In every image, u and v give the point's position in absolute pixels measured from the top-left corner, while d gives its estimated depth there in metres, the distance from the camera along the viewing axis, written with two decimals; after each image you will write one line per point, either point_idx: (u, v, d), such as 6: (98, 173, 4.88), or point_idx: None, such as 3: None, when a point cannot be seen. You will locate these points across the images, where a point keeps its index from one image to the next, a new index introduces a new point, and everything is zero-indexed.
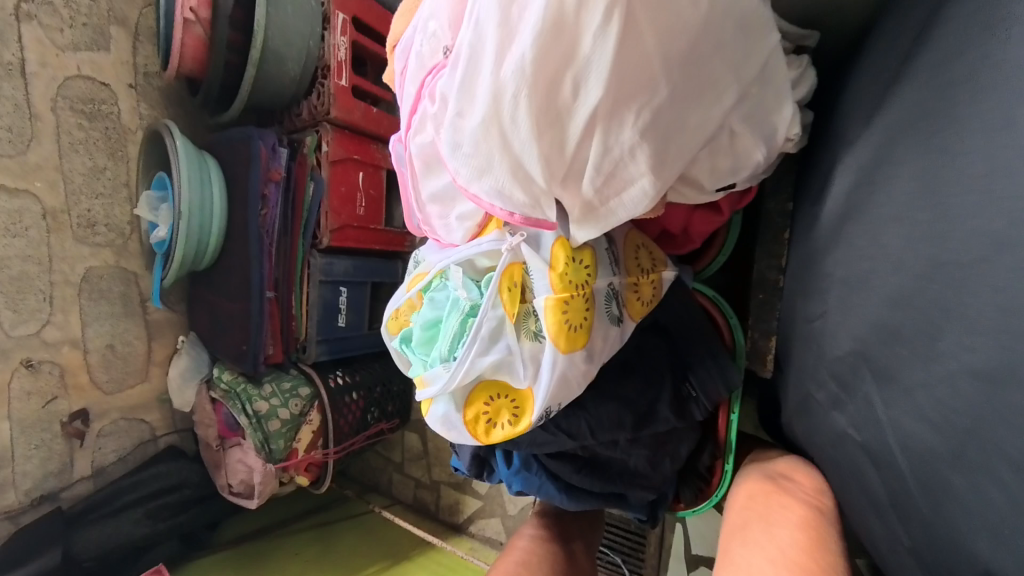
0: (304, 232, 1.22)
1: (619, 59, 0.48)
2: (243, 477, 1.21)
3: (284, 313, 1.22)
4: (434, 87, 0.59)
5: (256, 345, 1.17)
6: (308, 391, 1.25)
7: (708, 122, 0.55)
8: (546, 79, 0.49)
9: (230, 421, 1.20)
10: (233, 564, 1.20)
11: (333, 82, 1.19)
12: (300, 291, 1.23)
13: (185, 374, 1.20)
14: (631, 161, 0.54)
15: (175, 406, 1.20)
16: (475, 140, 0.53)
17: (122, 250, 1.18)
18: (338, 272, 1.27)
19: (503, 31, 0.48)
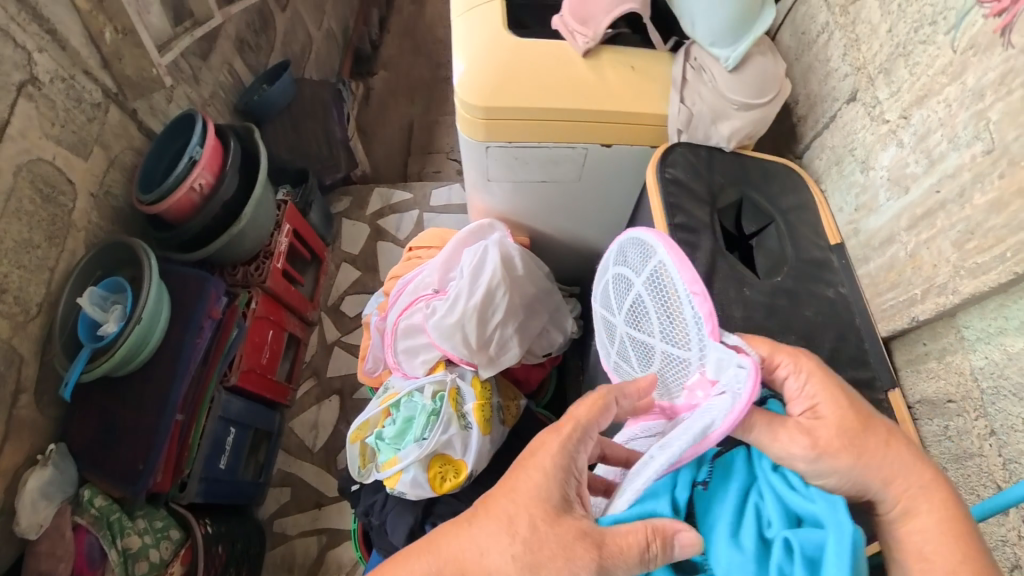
0: (221, 362, 1.17)
1: (512, 298, 0.92)
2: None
3: (180, 438, 1.09)
4: (421, 303, 0.95)
5: (153, 464, 1.03)
6: (178, 533, 1.07)
7: (537, 329, 0.98)
8: (484, 303, 0.90)
9: (95, 553, 1.00)
10: None
11: (273, 264, 1.28)
12: (200, 422, 1.12)
13: (45, 489, 1.01)
14: (511, 347, 0.93)
15: (18, 527, 0.98)
16: (445, 331, 0.90)
17: (20, 327, 1.06)
18: (233, 412, 1.19)
19: (470, 281, 0.91)
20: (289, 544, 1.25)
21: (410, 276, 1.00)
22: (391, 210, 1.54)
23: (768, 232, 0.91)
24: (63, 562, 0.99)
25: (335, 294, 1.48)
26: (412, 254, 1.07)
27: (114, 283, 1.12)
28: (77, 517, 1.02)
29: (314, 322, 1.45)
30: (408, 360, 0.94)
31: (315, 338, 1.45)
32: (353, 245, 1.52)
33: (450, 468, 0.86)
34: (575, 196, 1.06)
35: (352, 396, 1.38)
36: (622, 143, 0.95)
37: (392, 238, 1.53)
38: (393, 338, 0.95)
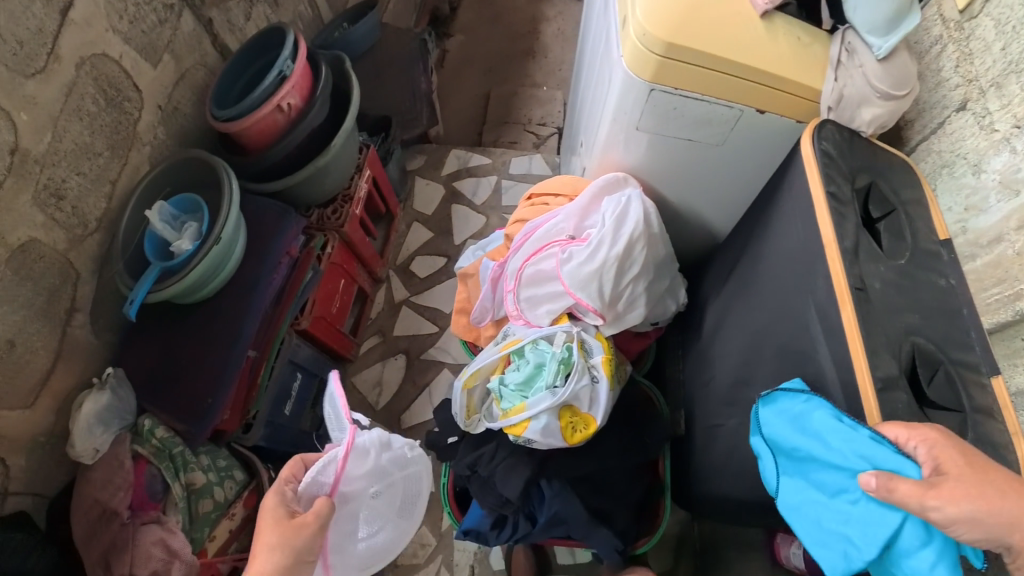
0: (295, 303, 1.05)
1: (648, 254, 0.85)
2: (155, 569, 0.86)
3: (249, 375, 0.99)
4: (552, 249, 0.87)
5: (221, 400, 0.94)
6: (243, 475, 0.99)
7: (659, 296, 0.88)
8: (624, 254, 0.83)
9: (155, 486, 0.93)
10: None
11: (352, 209, 1.14)
12: (269, 367, 1.00)
13: (101, 416, 0.92)
14: (636, 307, 0.85)
15: (74, 452, 0.89)
16: (580, 280, 0.82)
17: (77, 241, 0.96)
18: (300, 357, 1.07)
19: (615, 228, 0.83)
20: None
21: (535, 220, 0.92)
22: (468, 173, 1.39)
23: (892, 221, 0.69)
24: (121, 493, 0.90)
25: (404, 253, 1.32)
26: (533, 202, 0.99)
27: (184, 201, 1.03)
28: (137, 447, 0.94)
29: (382, 278, 1.28)
30: (529, 308, 0.87)
31: (383, 296, 1.28)
32: (426, 205, 1.37)
33: (579, 421, 0.77)
34: (716, 172, 0.88)
35: (421, 356, 1.19)
36: (784, 115, 0.77)
37: (467, 202, 1.36)
38: (515, 284, 0.88)
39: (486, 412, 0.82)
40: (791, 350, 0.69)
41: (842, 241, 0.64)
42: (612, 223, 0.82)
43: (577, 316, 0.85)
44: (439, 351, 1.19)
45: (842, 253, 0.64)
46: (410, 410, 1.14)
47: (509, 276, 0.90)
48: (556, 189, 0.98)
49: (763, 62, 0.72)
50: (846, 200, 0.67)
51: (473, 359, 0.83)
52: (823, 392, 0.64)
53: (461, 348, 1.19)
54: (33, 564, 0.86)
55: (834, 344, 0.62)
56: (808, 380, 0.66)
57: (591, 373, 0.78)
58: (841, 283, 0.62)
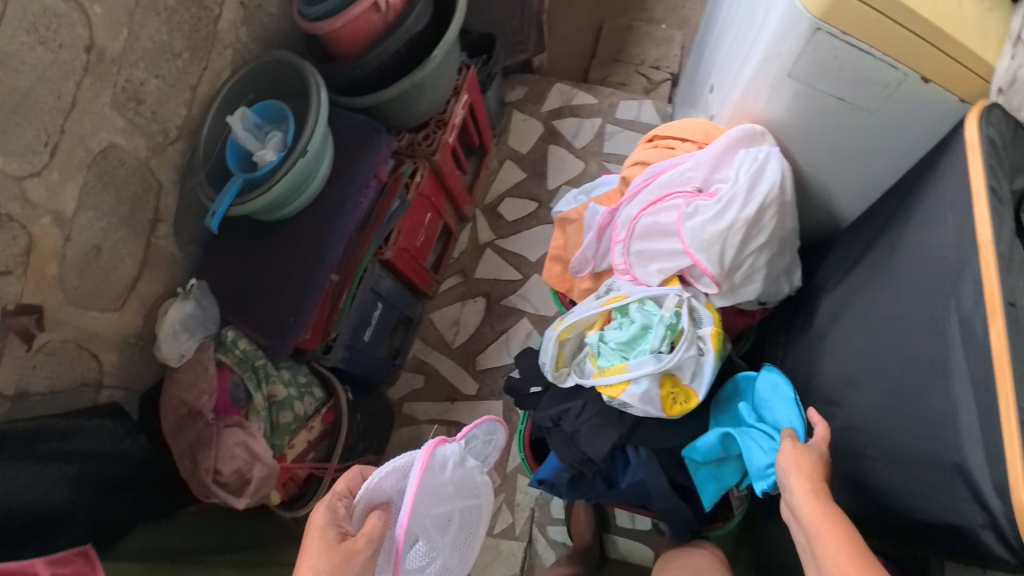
0: (381, 232, 1.02)
1: (779, 224, 0.78)
2: (239, 468, 0.92)
3: (331, 300, 0.98)
4: (673, 201, 0.82)
5: (303, 319, 0.94)
6: (322, 392, 1.01)
7: (778, 273, 0.82)
8: (755, 218, 0.77)
9: (237, 393, 0.97)
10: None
11: (445, 136, 1.08)
12: (352, 293, 0.99)
13: (185, 323, 0.95)
14: (754, 279, 0.80)
15: (161, 353, 0.94)
16: (704, 239, 0.78)
17: (158, 148, 1.00)
18: (382, 288, 1.05)
19: (750, 188, 0.77)
20: (417, 427, 1.09)
21: (657, 165, 0.86)
22: (570, 112, 1.27)
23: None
24: (206, 397, 0.94)
25: (493, 193, 1.24)
26: (655, 145, 0.91)
27: (267, 109, 1.00)
28: (220, 356, 0.97)
29: (468, 218, 1.22)
30: (639, 261, 0.84)
31: (467, 237, 1.21)
32: (522, 143, 1.26)
33: (679, 392, 0.78)
34: (854, 150, 0.80)
35: (500, 303, 1.14)
36: (947, 87, 0.69)
37: (566, 145, 1.25)
38: (628, 235, 0.85)
39: (577, 366, 0.84)
40: (917, 359, 0.65)
41: (1003, 247, 0.57)
42: (747, 183, 0.76)
43: (689, 281, 0.82)
44: (519, 301, 1.13)
45: (999, 259, 0.57)
46: (487, 353, 1.10)
47: (621, 224, 0.86)
48: (683, 133, 0.89)
49: (936, 15, 0.66)
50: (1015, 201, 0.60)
51: (574, 312, 0.84)
52: (951, 413, 0.59)
53: (543, 299, 1.12)
54: (127, 445, 0.97)
55: (977, 363, 0.56)
56: (934, 391, 0.62)
57: (699, 345, 0.78)
58: (994, 294, 0.56)
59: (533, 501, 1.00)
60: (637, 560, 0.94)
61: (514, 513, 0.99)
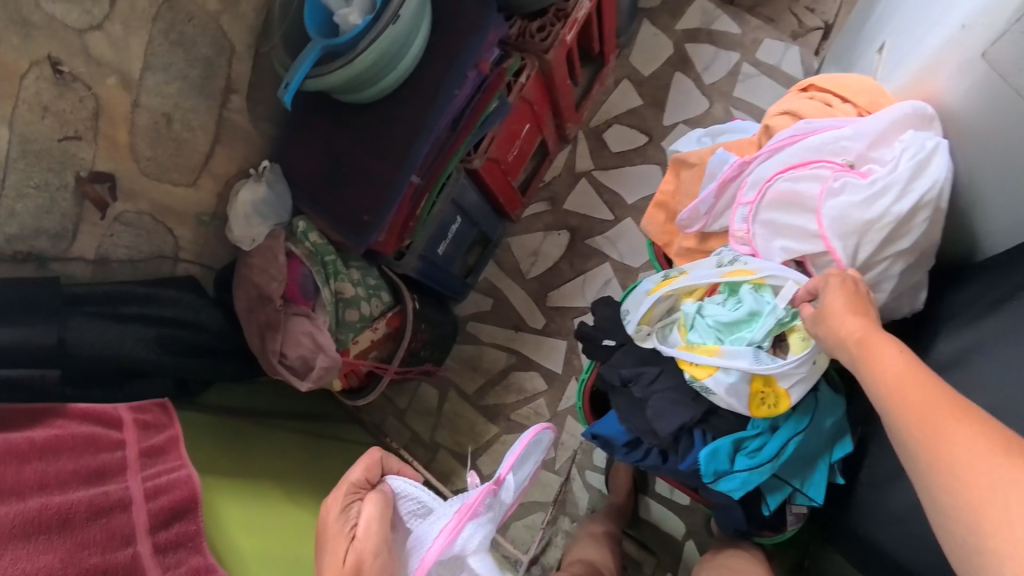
0: (472, 136, 0.90)
1: (924, 231, 0.67)
2: (303, 355, 0.92)
3: (410, 205, 0.91)
4: (819, 170, 0.69)
5: (379, 221, 0.88)
6: (390, 298, 0.97)
7: (902, 286, 0.73)
8: (903, 219, 0.66)
9: (305, 285, 0.95)
10: (211, 441, 0.95)
11: (565, 32, 0.88)
12: (432, 201, 0.92)
13: (259, 207, 0.91)
14: (880, 287, 0.69)
15: (234, 234, 0.91)
16: (844, 227, 0.67)
17: (233, 4, 0.88)
18: (466, 202, 0.97)
19: (909, 180, 0.64)
20: (478, 347, 1.07)
21: (815, 121, 0.71)
22: (707, 38, 1.06)
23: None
24: (276, 284, 0.92)
25: (601, 116, 1.08)
26: (813, 98, 0.75)
27: None
28: (291, 246, 0.94)
29: (570, 139, 1.07)
30: (763, 230, 0.72)
31: (563, 160, 1.08)
32: (646, 64, 1.07)
33: (770, 394, 0.68)
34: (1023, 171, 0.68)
35: (585, 242, 1.05)
36: None
37: (694, 77, 1.06)
38: (757, 198, 0.72)
39: (663, 329, 0.77)
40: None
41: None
42: (908, 174, 0.64)
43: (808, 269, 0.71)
44: (606, 245, 1.04)
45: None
46: (560, 291, 1.04)
47: (751, 183, 0.73)
48: (849, 91, 0.73)
49: None
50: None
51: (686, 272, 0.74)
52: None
53: (631, 247, 1.02)
54: (204, 317, 0.98)
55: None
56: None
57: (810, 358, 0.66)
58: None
59: (579, 446, 1.03)
60: (667, 527, 0.99)
61: (558, 451, 1.03)
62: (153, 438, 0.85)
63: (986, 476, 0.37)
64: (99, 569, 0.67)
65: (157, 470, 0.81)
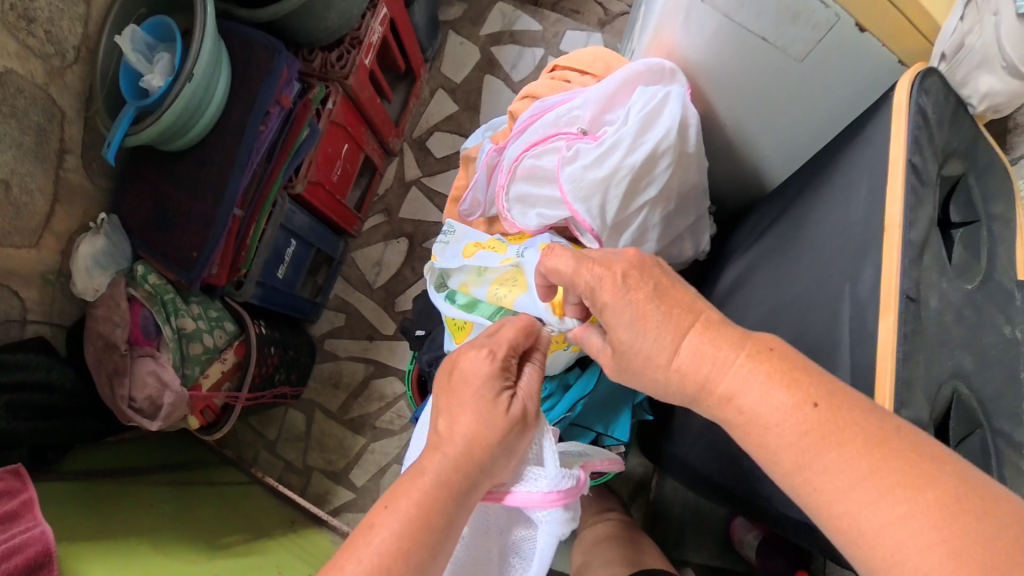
0: (289, 163, 1.03)
1: (671, 177, 0.76)
2: (151, 395, 0.96)
3: (239, 239, 1.00)
4: (556, 144, 0.78)
5: (208, 255, 0.95)
6: (234, 327, 1.05)
7: (673, 231, 0.81)
8: (642, 170, 0.74)
9: (149, 326, 1.00)
10: (86, 506, 0.94)
11: (360, 57, 1.06)
12: (259, 226, 1.02)
13: (99, 257, 0.97)
14: (648, 235, 0.79)
15: (76, 287, 0.98)
16: (583, 188, 0.74)
17: (57, 75, 0.97)
18: (296, 224, 1.09)
19: (637, 136, 0.73)
20: (337, 363, 1.23)
21: (547, 98, 0.83)
22: (510, 39, 1.29)
23: (977, 232, 0.65)
24: (119, 329, 0.97)
25: (422, 126, 1.30)
26: (553, 76, 0.87)
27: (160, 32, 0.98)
28: (132, 290, 1.00)
29: (395, 152, 1.28)
30: (518, 207, 0.82)
31: (393, 171, 1.29)
32: (456, 72, 1.31)
33: None
34: (768, 101, 0.74)
35: (422, 245, 1.25)
36: (886, 40, 0.62)
37: (504, 77, 1.28)
38: (510, 176, 0.81)
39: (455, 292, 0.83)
40: (805, 345, 0.64)
41: (910, 232, 0.56)
42: (633, 128, 0.73)
43: (577, 231, 0.80)
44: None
45: (903, 245, 0.55)
46: (404, 294, 1.23)
47: (505, 167, 0.83)
48: (583, 65, 0.84)
49: None
50: (929, 180, 0.58)
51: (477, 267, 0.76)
52: None
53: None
54: (55, 375, 0.98)
55: (861, 358, 0.55)
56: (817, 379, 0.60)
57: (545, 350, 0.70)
58: (892, 286, 0.54)
59: None
60: None
61: None
62: (7, 503, 0.81)
63: (829, 489, 0.37)
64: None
65: (8, 533, 0.77)
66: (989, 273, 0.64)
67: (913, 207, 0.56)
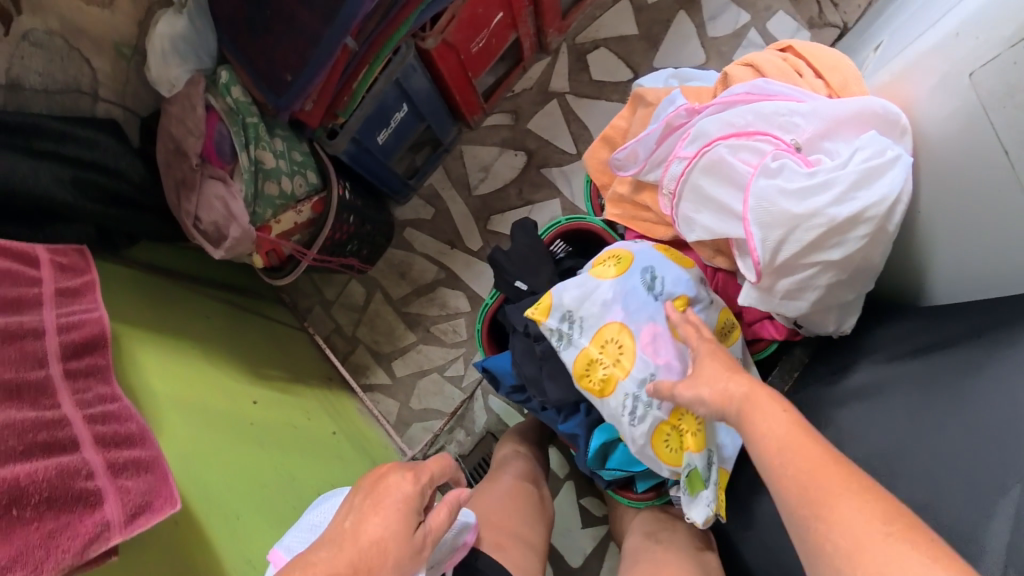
0: (422, 10, 0.83)
1: (862, 249, 0.64)
2: (216, 221, 0.90)
3: (344, 75, 0.84)
4: (762, 144, 0.67)
5: (302, 85, 0.82)
6: (316, 179, 0.95)
7: (833, 299, 0.68)
8: (836, 227, 0.63)
9: (223, 145, 0.89)
10: (138, 295, 0.94)
11: None
12: (371, 73, 0.86)
13: (180, 45, 0.85)
14: (805, 292, 0.67)
15: (150, 77, 0.85)
16: (770, 214, 0.65)
17: None
18: (413, 84, 0.93)
19: (848, 187, 0.62)
20: (410, 256, 1.20)
21: (772, 82, 0.70)
22: None
23: None
24: (193, 138, 0.88)
25: (589, 35, 1.14)
26: (785, 60, 0.75)
27: None
28: (211, 99, 0.89)
29: (549, 51, 1.14)
30: (690, 201, 0.73)
31: (539, 72, 1.15)
32: None
33: (675, 436, 0.68)
34: (964, 217, 0.60)
35: (539, 169, 1.13)
36: None
37: (698, 24, 1.10)
38: (694, 157, 0.71)
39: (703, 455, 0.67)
40: None
41: None
42: (852, 176, 0.62)
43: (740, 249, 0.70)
44: (560, 178, 1.12)
45: None
46: (503, 215, 1.14)
47: (692, 137, 0.72)
48: (822, 66, 0.71)
49: None
50: None
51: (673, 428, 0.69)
52: None
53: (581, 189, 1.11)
54: (125, 165, 0.93)
55: None
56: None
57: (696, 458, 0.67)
58: None
59: None
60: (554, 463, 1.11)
61: None
62: (70, 280, 0.81)
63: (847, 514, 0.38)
64: (13, 385, 0.67)
65: (70, 307, 0.78)
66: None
67: None
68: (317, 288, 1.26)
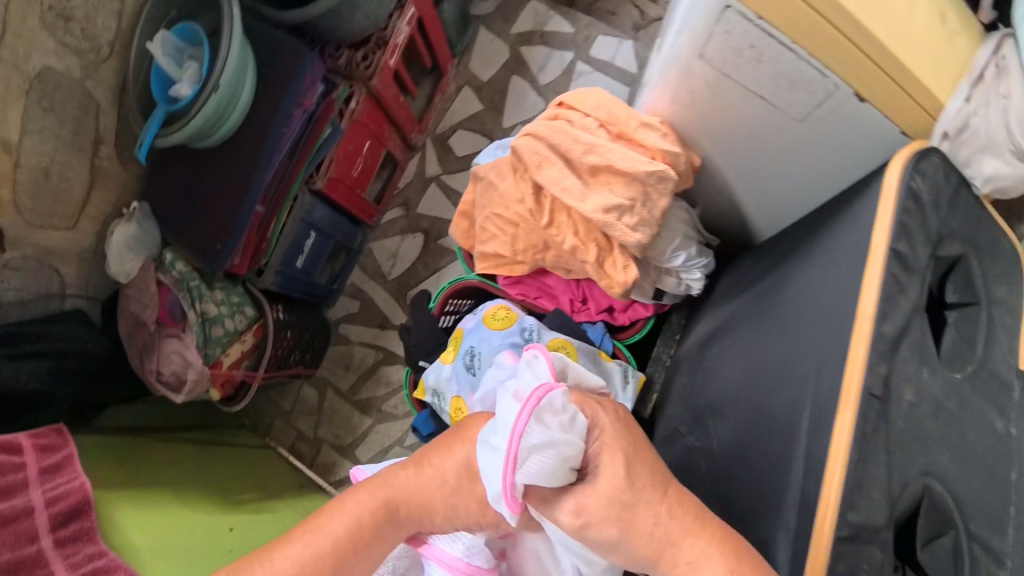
0: (309, 162, 1.08)
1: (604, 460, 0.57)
2: (175, 371, 1.10)
3: (260, 229, 1.08)
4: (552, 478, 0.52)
5: (231, 246, 1.04)
6: (253, 312, 1.14)
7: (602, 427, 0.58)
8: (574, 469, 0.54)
9: (175, 310, 1.11)
10: (114, 455, 1.08)
11: (385, 58, 1.09)
12: (280, 220, 1.08)
13: (132, 243, 1.09)
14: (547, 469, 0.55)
15: (111, 271, 1.09)
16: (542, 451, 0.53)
17: (92, 67, 1.02)
18: (315, 217, 1.14)
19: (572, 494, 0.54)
20: (348, 346, 1.36)
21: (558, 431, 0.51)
22: (540, 39, 1.28)
23: (970, 315, 0.66)
24: (148, 310, 1.10)
25: (446, 123, 1.35)
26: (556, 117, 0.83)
27: (189, 35, 1.01)
28: (161, 276, 1.11)
29: (417, 147, 1.35)
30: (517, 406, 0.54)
31: (414, 167, 1.36)
32: (484, 69, 1.33)
33: None
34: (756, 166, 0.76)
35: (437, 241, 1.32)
36: (893, 117, 0.65)
37: (530, 78, 1.29)
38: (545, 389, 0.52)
39: None
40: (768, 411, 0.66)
41: (883, 325, 0.59)
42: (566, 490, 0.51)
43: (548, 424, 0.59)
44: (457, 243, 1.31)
45: (873, 338, 0.58)
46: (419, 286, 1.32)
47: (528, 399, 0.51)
48: (589, 108, 0.81)
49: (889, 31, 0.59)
50: (915, 268, 0.62)
51: None
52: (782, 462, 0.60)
53: None
54: (90, 347, 1.12)
55: (815, 441, 0.58)
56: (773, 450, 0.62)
57: None
58: (853, 379, 0.57)
59: None
60: None
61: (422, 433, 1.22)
62: (52, 457, 0.95)
63: None
64: (12, 563, 0.76)
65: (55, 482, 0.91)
66: (983, 361, 0.64)
67: (887, 303, 0.59)
68: (275, 402, 1.40)
